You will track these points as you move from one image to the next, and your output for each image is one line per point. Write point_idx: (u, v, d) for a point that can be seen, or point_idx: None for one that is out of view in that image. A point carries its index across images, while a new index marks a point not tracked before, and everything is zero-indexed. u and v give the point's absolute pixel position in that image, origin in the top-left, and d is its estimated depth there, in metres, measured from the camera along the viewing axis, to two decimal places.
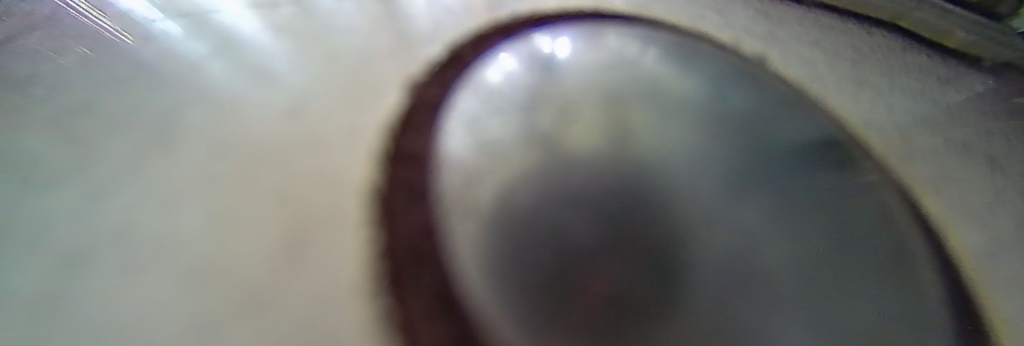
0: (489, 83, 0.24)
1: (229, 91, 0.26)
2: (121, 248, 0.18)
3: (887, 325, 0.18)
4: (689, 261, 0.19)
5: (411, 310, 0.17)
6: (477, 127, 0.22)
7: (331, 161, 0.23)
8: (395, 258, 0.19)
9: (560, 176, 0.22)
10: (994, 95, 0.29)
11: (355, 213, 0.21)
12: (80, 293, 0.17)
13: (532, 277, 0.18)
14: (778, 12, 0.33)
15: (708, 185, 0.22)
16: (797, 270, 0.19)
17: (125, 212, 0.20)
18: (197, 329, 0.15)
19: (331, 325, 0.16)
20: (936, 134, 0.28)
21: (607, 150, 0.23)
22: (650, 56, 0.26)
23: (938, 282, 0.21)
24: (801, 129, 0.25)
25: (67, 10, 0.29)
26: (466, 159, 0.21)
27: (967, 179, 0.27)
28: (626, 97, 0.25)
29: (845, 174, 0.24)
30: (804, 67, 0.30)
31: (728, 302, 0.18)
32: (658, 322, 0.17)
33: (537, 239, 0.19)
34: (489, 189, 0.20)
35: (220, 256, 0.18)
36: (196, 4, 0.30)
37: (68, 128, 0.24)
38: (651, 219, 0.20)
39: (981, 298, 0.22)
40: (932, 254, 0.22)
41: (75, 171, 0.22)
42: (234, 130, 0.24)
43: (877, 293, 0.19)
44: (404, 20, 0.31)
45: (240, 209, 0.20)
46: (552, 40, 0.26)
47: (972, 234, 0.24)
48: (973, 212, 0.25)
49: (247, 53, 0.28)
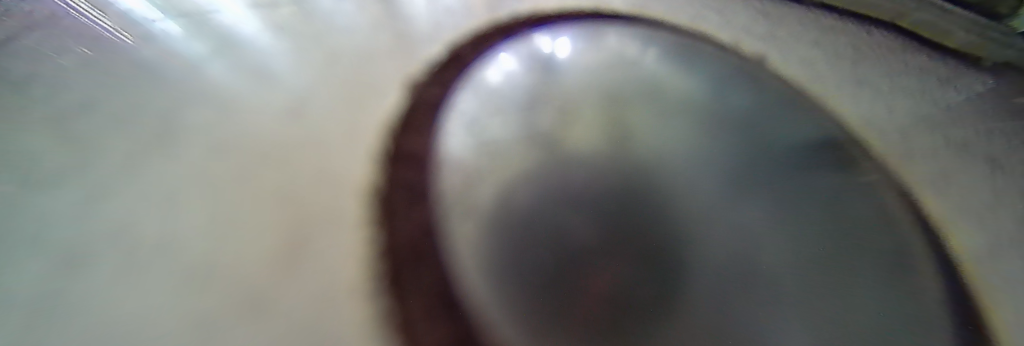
0: (489, 83, 0.24)
1: (229, 91, 0.26)
2: (121, 248, 0.18)
3: (884, 322, 0.18)
4: (690, 259, 0.19)
5: (411, 308, 0.17)
6: (476, 127, 0.22)
7: (331, 161, 0.23)
8: (396, 258, 0.19)
9: (561, 176, 0.21)
10: (992, 95, 0.29)
11: (355, 214, 0.20)
12: (80, 293, 0.17)
13: (533, 276, 0.18)
14: (778, 13, 0.33)
15: (708, 185, 0.22)
16: (800, 271, 0.19)
17: (124, 213, 0.20)
18: (200, 328, 0.15)
19: (331, 326, 0.16)
20: (938, 133, 0.28)
21: (607, 149, 0.23)
22: (650, 56, 0.26)
23: (933, 280, 0.21)
24: (801, 129, 0.25)
25: (67, 10, 0.29)
26: (466, 158, 0.21)
27: (969, 178, 0.26)
28: (626, 96, 0.25)
29: (844, 174, 0.24)
30: (803, 66, 0.30)
31: (726, 301, 0.18)
32: (660, 323, 0.17)
33: (537, 238, 0.19)
34: (489, 188, 0.20)
35: (220, 256, 0.18)
36: (196, 4, 0.30)
37: (68, 128, 0.24)
38: (652, 218, 0.20)
39: (983, 298, 0.21)
40: (930, 254, 0.22)
41: (76, 171, 0.22)
42: (236, 128, 0.24)
43: (876, 293, 0.19)
44: (404, 20, 0.31)
45: (240, 208, 0.20)
46: (552, 40, 0.27)
47: (972, 233, 0.24)
48: (974, 212, 0.25)
49: (247, 52, 0.28)
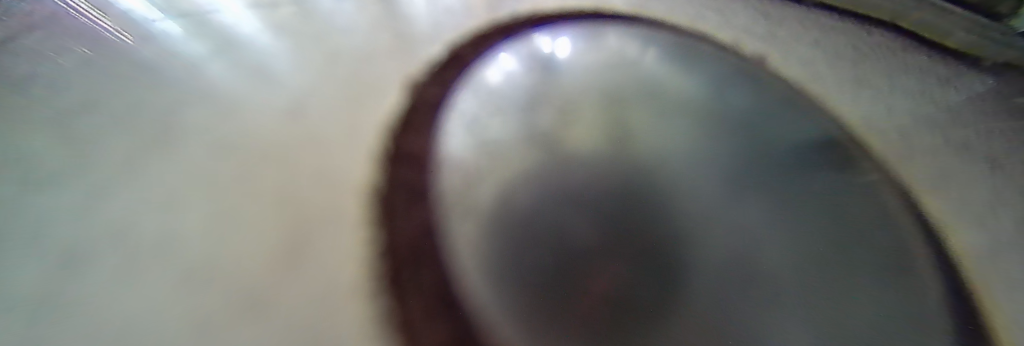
0: (489, 84, 0.24)
1: (229, 90, 0.26)
2: (121, 248, 0.18)
3: (886, 322, 0.18)
4: (690, 259, 0.20)
5: (411, 309, 0.17)
6: (477, 127, 0.22)
7: (331, 161, 0.23)
8: (396, 258, 0.19)
9: (561, 176, 0.21)
10: (992, 95, 0.29)
11: (356, 214, 0.20)
12: (79, 292, 0.17)
13: (533, 276, 0.18)
14: (778, 13, 0.33)
15: (706, 187, 0.22)
16: (797, 271, 0.20)
17: (123, 213, 0.20)
18: (197, 328, 0.15)
19: (331, 325, 0.16)
20: (937, 133, 0.28)
21: (607, 150, 0.23)
22: (650, 56, 0.26)
23: (934, 279, 0.21)
24: (800, 129, 0.25)
25: (67, 10, 0.29)
26: (466, 159, 0.21)
27: (970, 177, 0.26)
28: (625, 97, 0.25)
29: (843, 174, 0.24)
30: (803, 67, 0.30)
31: (726, 300, 0.18)
32: (659, 323, 0.17)
33: (537, 238, 0.19)
34: (489, 188, 0.20)
35: (221, 256, 0.18)
36: (195, 4, 0.30)
37: (67, 127, 0.24)
38: (652, 218, 0.20)
39: (984, 298, 0.21)
40: (930, 253, 0.22)
41: (76, 171, 0.22)
42: (235, 128, 0.24)
43: (876, 293, 0.19)
44: (405, 20, 0.31)
45: (241, 209, 0.20)
46: (552, 40, 0.26)
47: (974, 232, 0.24)
48: (975, 212, 0.25)
49: (247, 52, 0.28)
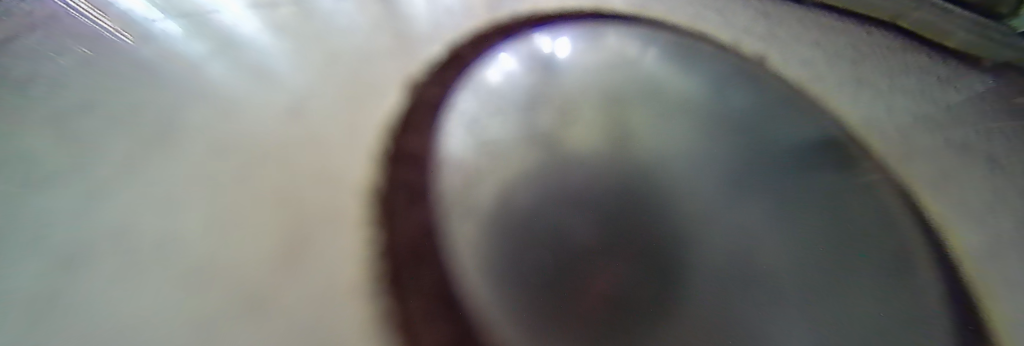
0: (489, 83, 0.24)
1: (230, 91, 0.26)
2: (120, 247, 0.18)
3: (893, 322, 0.18)
4: (689, 259, 0.20)
5: (411, 310, 0.16)
6: (476, 127, 0.23)
7: (331, 161, 0.23)
8: (396, 259, 0.18)
9: (560, 177, 0.22)
10: (993, 95, 0.29)
11: (355, 214, 0.20)
12: (75, 292, 0.16)
13: (533, 276, 0.18)
14: (778, 13, 0.33)
15: (705, 187, 0.22)
16: (795, 270, 0.20)
17: (122, 213, 0.20)
18: (196, 328, 0.15)
19: (332, 324, 0.16)
20: (936, 133, 0.28)
21: (606, 152, 0.23)
22: (650, 56, 0.27)
23: (936, 279, 0.21)
24: (801, 129, 0.25)
25: (67, 10, 0.29)
26: (466, 159, 0.22)
27: (970, 177, 0.26)
28: (626, 97, 0.25)
29: (845, 174, 0.24)
30: (803, 67, 0.30)
31: (727, 301, 0.18)
32: (661, 323, 0.17)
33: (536, 238, 0.19)
34: (489, 188, 0.21)
35: (221, 256, 0.18)
36: (196, 4, 0.30)
37: (69, 127, 0.24)
38: (649, 220, 0.21)
39: (996, 299, 0.21)
40: (932, 253, 0.22)
41: (76, 170, 0.22)
42: (234, 129, 0.24)
43: (876, 292, 0.19)
44: (405, 20, 0.31)
45: (239, 209, 0.20)
46: (552, 40, 0.27)
47: (980, 231, 0.24)
48: (981, 212, 0.25)
49: (247, 52, 0.28)
